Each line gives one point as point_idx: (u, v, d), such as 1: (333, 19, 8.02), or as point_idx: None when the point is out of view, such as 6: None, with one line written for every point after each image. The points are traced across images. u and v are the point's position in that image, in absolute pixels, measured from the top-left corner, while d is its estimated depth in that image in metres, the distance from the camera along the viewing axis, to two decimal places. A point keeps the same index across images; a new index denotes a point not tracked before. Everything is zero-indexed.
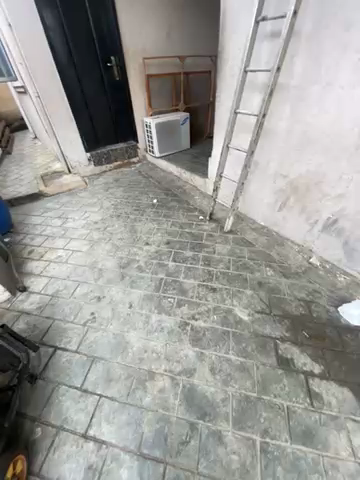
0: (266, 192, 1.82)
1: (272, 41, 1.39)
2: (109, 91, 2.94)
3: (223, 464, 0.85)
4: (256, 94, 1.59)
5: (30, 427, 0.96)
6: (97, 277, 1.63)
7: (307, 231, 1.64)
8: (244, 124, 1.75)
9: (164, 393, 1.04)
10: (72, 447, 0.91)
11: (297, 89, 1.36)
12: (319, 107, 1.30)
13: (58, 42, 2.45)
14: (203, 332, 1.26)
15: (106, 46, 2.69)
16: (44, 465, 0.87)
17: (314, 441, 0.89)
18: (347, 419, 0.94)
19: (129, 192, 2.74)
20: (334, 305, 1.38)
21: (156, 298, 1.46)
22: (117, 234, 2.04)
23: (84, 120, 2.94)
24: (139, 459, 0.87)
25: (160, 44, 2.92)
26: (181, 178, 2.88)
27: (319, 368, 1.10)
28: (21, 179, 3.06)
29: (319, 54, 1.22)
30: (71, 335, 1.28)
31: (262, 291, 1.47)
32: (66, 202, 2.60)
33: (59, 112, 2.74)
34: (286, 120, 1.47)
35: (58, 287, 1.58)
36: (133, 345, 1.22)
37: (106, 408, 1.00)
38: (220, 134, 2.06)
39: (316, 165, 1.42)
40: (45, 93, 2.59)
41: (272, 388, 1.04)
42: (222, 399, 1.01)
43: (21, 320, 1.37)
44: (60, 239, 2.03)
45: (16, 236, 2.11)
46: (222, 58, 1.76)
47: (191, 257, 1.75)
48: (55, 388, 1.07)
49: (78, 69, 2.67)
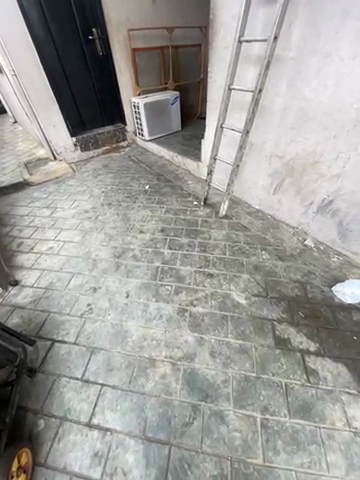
0: (261, 175, 1.78)
1: (268, 6, 1.28)
2: (92, 68, 2.72)
3: (226, 441, 0.88)
4: (251, 68, 1.50)
5: (33, 420, 0.96)
6: (91, 267, 1.59)
7: (302, 213, 1.63)
8: (238, 102, 1.66)
9: (165, 378, 1.05)
10: (77, 436, 0.91)
11: (294, 62, 1.28)
12: (317, 81, 1.23)
13: (32, 11, 2.20)
14: (202, 317, 1.27)
15: (85, 15, 2.44)
16: (50, 455, 0.88)
17: (311, 415, 0.93)
18: (342, 392, 0.99)
19: (120, 178, 2.63)
20: (328, 285, 1.40)
21: (153, 287, 1.44)
22: (110, 223, 1.97)
23: (67, 101, 2.73)
24: (144, 442, 0.89)
25: (146, 13, 2.68)
26: (173, 162, 2.78)
27: (315, 346, 1.13)
28: (4, 168, 2.88)
29: (318, 21, 1.13)
30: (68, 327, 1.26)
31: (259, 274, 1.48)
32: (54, 191, 2.48)
33: (39, 93, 2.53)
34: (283, 96, 1.40)
35: (51, 279, 1.53)
36: (132, 333, 1.22)
37: (108, 396, 1.01)
38: (213, 114, 1.96)
39: (313, 144, 1.38)
40: (22, 70, 2.36)
41: (271, 368, 1.07)
42: (222, 381, 1.04)
43: (15, 314, 1.34)
44: (51, 230, 1.95)
45: (3, 228, 2.01)
46: (214, 28, 1.62)
47: (187, 244, 1.72)
48: (55, 380, 1.07)
49: (56, 42, 2.43)
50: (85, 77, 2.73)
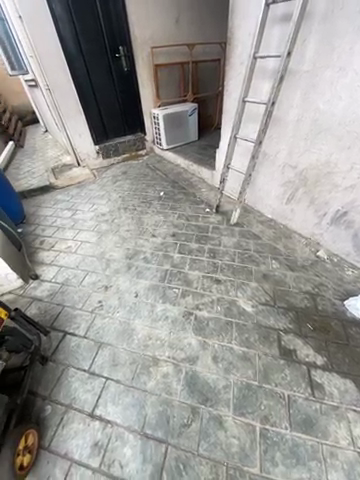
0: (274, 184, 1.79)
1: (283, 24, 1.34)
2: (117, 82, 2.93)
3: (223, 446, 0.88)
4: (266, 81, 1.55)
5: (41, 405, 1.03)
6: (104, 267, 1.68)
7: (315, 223, 1.60)
8: (252, 113, 1.71)
9: (167, 378, 1.08)
10: (80, 425, 0.96)
11: (309, 75, 1.31)
12: (331, 93, 1.25)
13: (67, 33, 2.46)
14: (207, 322, 1.29)
15: (114, 36, 2.67)
16: (54, 440, 0.93)
17: (313, 430, 0.90)
18: (348, 410, 0.94)
19: (136, 185, 2.76)
20: (341, 298, 1.35)
21: (161, 289, 1.48)
22: (124, 226, 2.07)
23: (93, 113, 2.96)
24: (142, 438, 0.92)
25: (169, 31, 2.85)
26: (188, 170, 2.86)
27: (322, 360, 1.10)
28: (33, 172, 3.14)
29: (332, 37, 1.16)
30: (79, 321, 1.34)
31: (267, 283, 1.47)
32: (76, 194, 2.66)
33: (69, 105, 2.76)
34: (296, 108, 1.43)
35: (67, 276, 1.64)
36: (138, 331, 1.26)
37: (112, 390, 1.05)
38: (228, 125, 2.02)
39: (326, 156, 1.38)
40: (55, 84, 2.60)
41: (274, 378, 1.05)
42: (223, 386, 1.04)
43: (33, 306, 1.45)
44: (70, 230, 2.08)
45: (29, 227, 2.19)
46: (231, 45, 1.70)
47: (197, 249, 1.76)
48: (64, 369, 1.13)
49: (87, 60, 2.67)
50: (111, 91, 2.95)
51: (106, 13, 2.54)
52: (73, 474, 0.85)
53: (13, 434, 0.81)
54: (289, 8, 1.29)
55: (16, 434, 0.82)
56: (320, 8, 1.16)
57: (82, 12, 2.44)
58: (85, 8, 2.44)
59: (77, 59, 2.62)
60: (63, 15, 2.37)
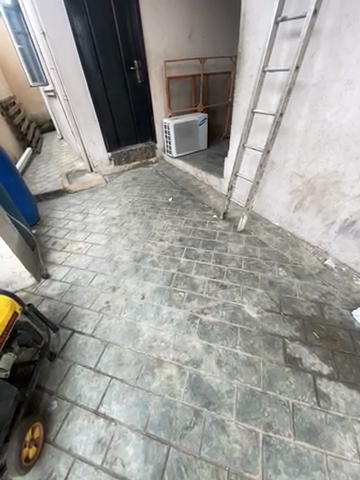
0: (281, 193, 1.81)
1: (292, 40, 1.40)
2: (131, 93, 3.08)
3: (225, 451, 0.88)
4: (274, 93, 1.60)
5: (48, 400, 1.06)
6: (113, 268, 1.73)
7: (323, 232, 1.60)
8: (261, 123, 1.76)
9: (171, 379, 1.09)
10: (85, 421, 0.98)
11: (316, 87, 1.35)
12: (339, 105, 1.28)
13: (86, 48, 2.61)
14: (212, 326, 1.29)
15: (129, 50, 2.82)
16: (59, 434, 0.95)
17: (318, 440, 0.89)
18: (354, 421, 0.92)
19: (146, 191, 2.83)
20: (348, 308, 1.34)
21: (167, 291, 1.51)
22: (133, 231, 2.12)
23: (107, 121, 3.09)
24: (145, 438, 0.93)
25: (182, 47, 2.99)
26: (197, 178, 2.92)
27: (328, 369, 1.08)
28: (48, 177, 3.28)
29: (339, 52, 1.21)
30: (87, 320, 1.37)
31: (274, 290, 1.47)
32: (87, 199, 2.75)
33: (85, 114, 2.90)
34: (304, 119, 1.47)
35: (77, 276, 1.69)
36: (143, 333, 1.29)
37: (116, 388, 1.07)
38: (236, 134, 2.08)
39: (334, 165, 1.40)
40: (73, 95, 2.75)
41: (278, 385, 1.04)
42: (227, 391, 1.04)
43: (44, 304, 1.50)
44: (81, 233, 2.16)
45: (42, 228, 2.29)
46: (241, 59, 1.78)
47: (203, 254, 1.79)
48: (71, 366, 1.17)
49: (103, 72, 2.82)
50: (124, 101, 3.09)
51: (123, 29, 2.69)
52: (76, 470, 0.87)
53: (21, 425, 0.84)
54: (297, 25, 1.35)
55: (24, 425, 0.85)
56: (327, 25, 1.21)
57: (101, 29, 2.61)
58: (104, 26, 2.61)
59: (94, 72, 2.77)
60: (83, 31, 2.53)
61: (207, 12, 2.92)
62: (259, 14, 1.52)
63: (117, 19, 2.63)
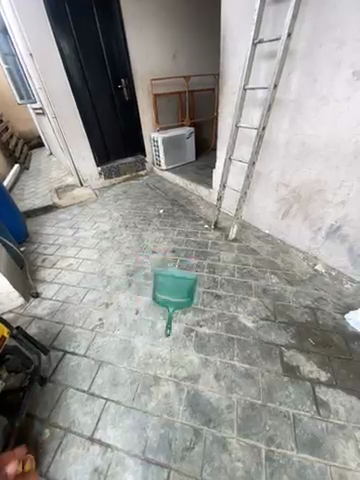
0: (269, 202, 1.86)
1: (270, 60, 1.49)
2: (119, 110, 3.15)
3: (228, 471, 0.84)
4: (256, 108, 1.68)
5: (38, 429, 0.99)
6: (105, 284, 1.70)
7: (311, 238, 1.65)
8: (245, 136, 1.84)
9: (168, 398, 1.05)
10: (79, 449, 0.93)
11: (295, 103, 1.43)
12: (316, 119, 1.36)
13: (74, 69, 2.70)
14: (208, 338, 1.28)
15: (116, 70, 2.91)
16: (51, 466, 0.89)
17: (321, 450, 0.87)
18: (355, 428, 0.92)
19: (137, 203, 2.85)
20: (341, 312, 1.36)
21: (162, 305, 1.49)
22: (125, 244, 2.11)
23: (96, 137, 3.14)
24: (143, 463, 0.88)
25: (167, 66, 3.13)
26: (187, 189, 2.97)
27: (326, 376, 1.08)
28: (37, 193, 3.25)
29: (314, 71, 1.29)
30: (80, 340, 1.33)
31: (267, 297, 1.48)
32: (78, 213, 2.73)
33: (73, 130, 2.93)
34: (285, 132, 1.54)
35: (68, 293, 1.65)
36: (139, 349, 1.25)
37: (112, 411, 1.03)
38: (223, 147, 2.16)
39: (317, 174, 1.46)
40: (61, 112, 2.79)
41: (278, 396, 1.03)
42: (226, 406, 1.01)
43: (34, 324, 1.44)
44: (72, 248, 2.12)
45: (31, 245, 2.24)
46: (223, 77, 1.88)
47: (196, 265, 1.79)
48: (63, 390, 1.11)
49: (91, 91, 2.89)
50: (112, 117, 3.16)
51: (109, 50, 2.80)
52: None
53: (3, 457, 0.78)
54: (273, 47, 1.45)
55: (9, 455, 0.79)
56: (301, 47, 1.31)
57: (88, 50, 2.70)
58: (91, 47, 2.70)
59: (82, 90, 2.84)
60: (70, 52, 2.61)
61: (189, 34, 3.09)
62: (237, 37, 1.63)
63: (103, 41, 2.74)
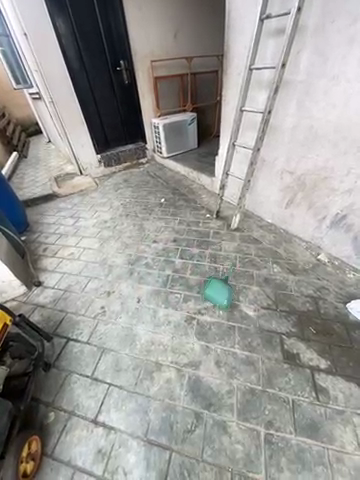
0: (273, 190, 1.82)
1: (278, 37, 1.40)
2: (118, 94, 3.04)
3: (228, 452, 0.87)
4: (261, 91, 1.61)
5: (44, 412, 1.02)
6: (107, 273, 1.70)
7: (315, 227, 1.62)
8: (250, 121, 1.77)
9: (170, 384, 1.07)
10: (83, 431, 0.96)
11: (303, 84, 1.36)
12: (325, 101, 1.29)
13: (71, 50, 2.57)
14: (209, 326, 1.29)
15: (115, 51, 2.78)
16: (57, 446, 0.93)
17: (319, 434, 0.89)
18: (354, 414, 0.93)
19: (138, 192, 2.80)
20: (343, 301, 1.36)
21: (163, 294, 1.49)
22: (126, 233, 2.10)
23: (95, 123, 3.05)
24: (146, 445, 0.91)
25: (168, 46, 2.97)
26: (188, 177, 2.92)
27: (326, 363, 1.09)
28: (37, 181, 3.21)
29: (325, 49, 1.22)
30: (82, 327, 1.34)
31: (269, 287, 1.48)
32: (78, 202, 2.70)
33: (72, 116, 2.84)
34: (292, 116, 1.48)
35: (70, 282, 1.66)
36: (140, 337, 1.27)
37: (115, 395, 1.05)
38: (226, 133, 2.09)
39: (323, 161, 1.41)
40: (58, 96, 2.69)
41: (277, 382, 1.04)
42: (227, 391, 1.03)
43: (37, 312, 1.46)
44: (73, 237, 2.11)
45: (32, 234, 2.23)
46: (228, 57, 1.78)
47: (198, 254, 1.78)
48: (67, 376, 1.14)
49: (89, 74, 2.77)
50: (112, 102, 3.05)
51: (107, 28, 2.65)
52: None
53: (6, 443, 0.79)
54: (282, 23, 1.35)
55: (13, 439, 0.81)
56: (312, 22, 1.22)
57: (85, 29, 2.56)
58: (88, 25, 2.56)
59: (80, 73, 2.72)
60: (66, 31, 2.48)
61: (192, 11, 2.91)
62: (243, 12, 1.52)
63: (101, 19, 2.59)
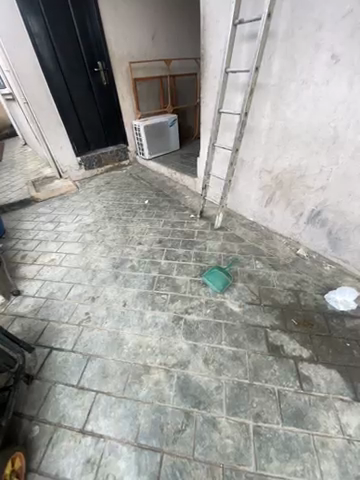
0: (253, 188, 1.88)
1: (250, 42, 1.46)
2: (97, 95, 2.98)
3: (218, 448, 0.88)
4: (238, 94, 1.67)
5: (27, 427, 0.98)
6: (91, 277, 1.66)
7: (293, 223, 1.70)
8: (228, 123, 1.82)
9: (159, 385, 1.07)
10: (70, 442, 0.92)
11: (276, 87, 1.42)
12: (297, 103, 1.36)
13: (45, 50, 2.48)
14: (197, 325, 1.30)
15: (91, 51, 2.73)
16: (43, 461, 0.89)
17: (304, 422, 0.93)
18: (335, 399, 0.98)
19: (121, 194, 2.77)
20: (321, 292, 1.43)
21: (150, 296, 1.48)
22: (109, 236, 2.06)
23: (74, 124, 2.96)
24: (136, 449, 0.90)
25: (146, 48, 2.98)
26: (172, 178, 2.93)
27: (308, 353, 1.14)
28: (13, 186, 3.05)
29: (294, 54, 1.28)
30: (66, 335, 1.30)
31: (253, 282, 1.52)
32: (58, 207, 2.61)
33: (48, 117, 2.75)
34: (268, 118, 1.54)
35: (52, 289, 1.59)
36: (128, 341, 1.25)
37: (103, 402, 1.03)
38: (206, 135, 2.13)
39: (298, 160, 1.48)
40: (33, 98, 2.58)
41: (264, 374, 1.07)
42: (215, 387, 1.05)
43: (16, 323, 1.39)
44: (53, 243, 2.03)
45: (8, 242, 2.12)
46: (205, 60, 1.81)
47: (183, 255, 1.78)
48: (51, 387, 1.09)
49: (65, 75, 2.69)
50: (90, 103, 2.99)
51: (82, 28, 2.59)
52: None
53: None
54: (254, 28, 1.41)
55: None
56: (281, 28, 1.28)
57: (59, 28, 2.48)
58: (62, 25, 2.48)
59: (56, 74, 2.63)
60: (39, 30, 2.38)
61: (169, 14, 2.95)
62: (218, 17, 1.56)
63: (76, 19, 2.53)
